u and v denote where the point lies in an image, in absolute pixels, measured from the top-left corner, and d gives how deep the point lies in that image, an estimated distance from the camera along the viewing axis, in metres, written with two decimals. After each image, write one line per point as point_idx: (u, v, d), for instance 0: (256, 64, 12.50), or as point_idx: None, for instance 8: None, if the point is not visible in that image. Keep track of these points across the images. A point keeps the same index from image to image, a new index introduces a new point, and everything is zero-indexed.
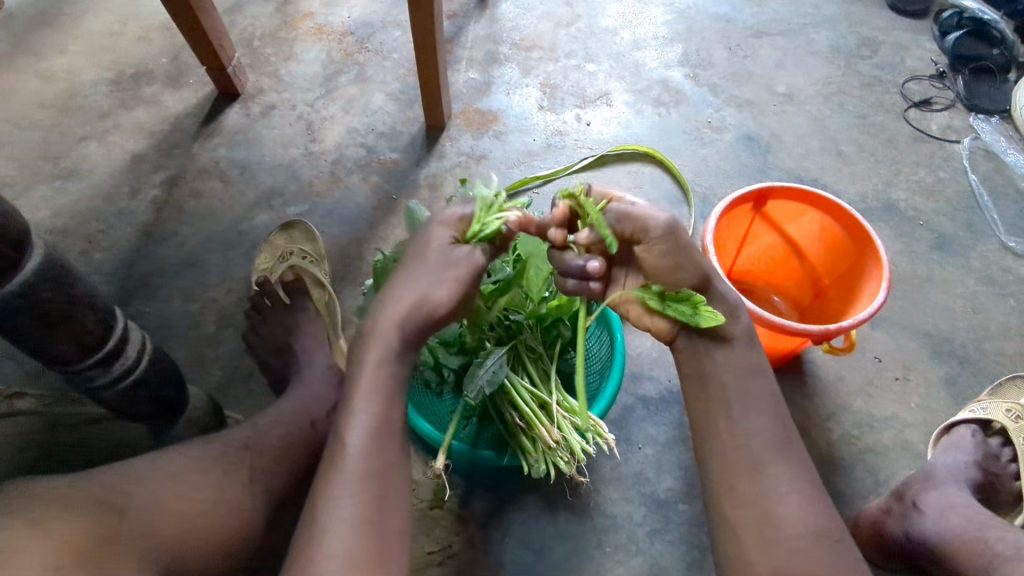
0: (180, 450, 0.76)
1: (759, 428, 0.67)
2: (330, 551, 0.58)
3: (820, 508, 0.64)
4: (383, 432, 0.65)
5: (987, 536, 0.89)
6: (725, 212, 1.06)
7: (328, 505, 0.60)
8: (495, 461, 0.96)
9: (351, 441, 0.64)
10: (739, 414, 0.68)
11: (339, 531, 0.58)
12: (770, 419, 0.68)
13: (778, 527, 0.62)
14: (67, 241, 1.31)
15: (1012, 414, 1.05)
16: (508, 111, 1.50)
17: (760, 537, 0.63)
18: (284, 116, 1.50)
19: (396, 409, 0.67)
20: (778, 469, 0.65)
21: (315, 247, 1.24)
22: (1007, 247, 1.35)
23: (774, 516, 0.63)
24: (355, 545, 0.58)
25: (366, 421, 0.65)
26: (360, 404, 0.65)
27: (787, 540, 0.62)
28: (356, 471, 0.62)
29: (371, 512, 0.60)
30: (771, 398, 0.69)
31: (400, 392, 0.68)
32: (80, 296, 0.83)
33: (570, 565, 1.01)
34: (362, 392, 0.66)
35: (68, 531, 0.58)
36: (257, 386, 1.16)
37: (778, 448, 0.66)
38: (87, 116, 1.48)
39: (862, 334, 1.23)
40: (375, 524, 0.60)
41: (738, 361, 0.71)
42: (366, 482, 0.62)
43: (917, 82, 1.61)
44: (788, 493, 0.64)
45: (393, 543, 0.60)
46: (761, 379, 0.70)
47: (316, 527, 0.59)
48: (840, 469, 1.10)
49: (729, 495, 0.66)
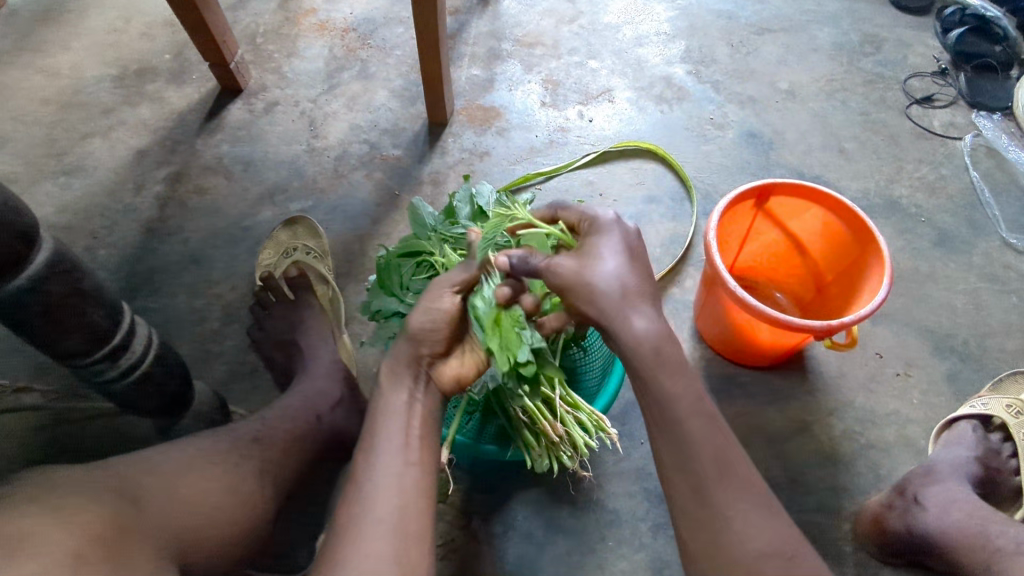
0: (192, 441, 0.77)
1: (700, 445, 0.66)
2: (357, 553, 0.61)
3: (767, 523, 0.62)
4: (394, 448, 0.68)
5: (988, 530, 0.91)
6: (727, 208, 1.07)
7: (348, 515, 0.64)
8: (499, 456, 1.00)
9: (364, 459, 0.68)
10: (672, 438, 0.67)
11: (359, 537, 0.62)
12: (707, 439, 0.66)
13: (736, 548, 0.61)
14: (71, 237, 1.31)
15: (1013, 409, 1.06)
16: (511, 108, 1.50)
17: (718, 559, 0.62)
18: (286, 112, 1.50)
19: (399, 428, 0.70)
20: (721, 491, 0.64)
21: (319, 243, 1.24)
22: (1009, 244, 1.35)
23: (719, 541, 0.62)
24: (379, 550, 0.61)
25: (379, 442, 0.69)
26: (374, 429, 0.70)
27: (744, 561, 0.61)
28: (373, 484, 0.65)
29: (388, 513, 0.63)
30: (710, 411, 0.68)
31: (416, 411, 0.72)
32: (89, 290, 0.83)
33: (573, 559, 1.02)
34: (378, 419, 0.71)
35: (90, 517, 0.58)
36: (262, 382, 1.17)
37: (717, 470, 0.65)
38: (90, 112, 1.49)
39: (864, 330, 1.24)
40: (395, 530, 0.63)
41: (670, 379, 0.68)
42: (383, 488, 0.65)
43: (919, 78, 1.61)
44: (736, 514, 0.63)
45: (416, 547, 0.63)
46: (696, 396, 0.68)
47: (340, 536, 0.62)
48: (841, 464, 1.11)
49: (684, 522, 0.65)
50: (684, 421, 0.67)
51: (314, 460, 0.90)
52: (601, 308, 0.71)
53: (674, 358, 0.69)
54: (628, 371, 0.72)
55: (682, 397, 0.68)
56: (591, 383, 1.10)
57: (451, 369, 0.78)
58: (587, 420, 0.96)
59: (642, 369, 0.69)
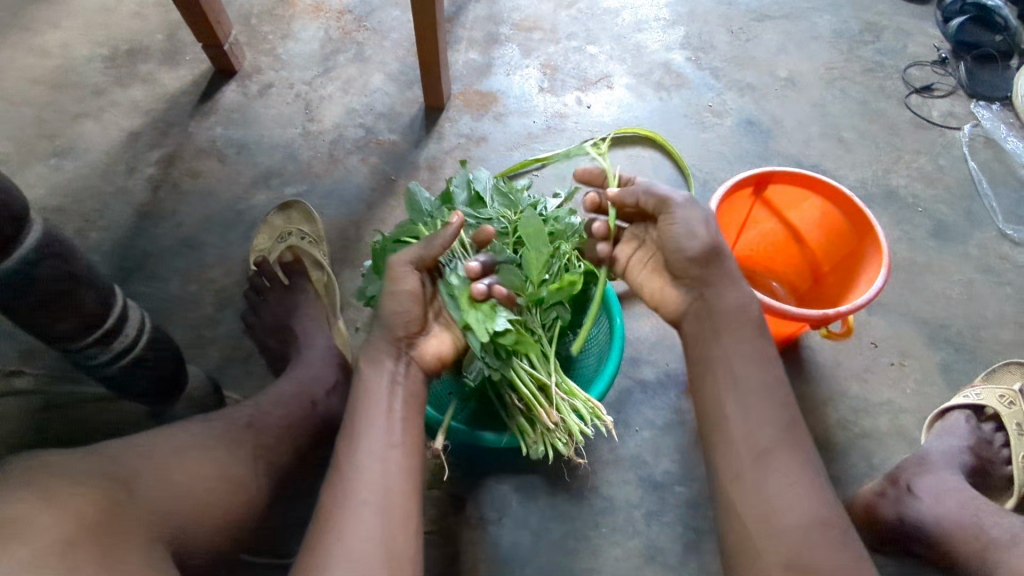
0: (185, 426, 0.77)
1: (768, 410, 0.71)
2: (346, 534, 0.62)
3: (821, 496, 0.67)
4: (380, 433, 0.70)
5: (983, 521, 0.90)
6: (725, 196, 1.06)
7: (337, 497, 0.66)
8: (496, 443, 0.96)
9: (348, 445, 0.70)
10: (747, 399, 0.72)
11: (350, 519, 0.63)
12: (779, 406, 0.71)
13: (782, 516, 0.65)
14: (63, 219, 1.30)
15: (1006, 400, 1.06)
16: (508, 93, 1.48)
17: (766, 521, 0.66)
18: (281, 95, 1.48)
19: (383, 413, 0.72)
20: (784, 458, 0.68)
21: (313, 227, 1.21)
22: (1005, 235, 1.35)
23: (775, 505, 0.66)
24: (367, 531, 0.63)
25: (365, 427, 0.71)
26: (358, 415, 0.72)
27: (796, 527, 0.65)
28: (358, 468, 0.67)
29: (371, 495, 0.65)
30: (781, 381, 0.74)
31: (399, 397, 0.75)
32: (81, 273, 0.82)
33: (567, 545, 1.02)
34: (362, 405, 0.73)
35: (82, 502, 0.58)
36: (257, 367, 1.16)
37: (783, 436, 0.70)
38: (82, 93, 1.46)
39: (859, 320, 1.24)
40: (380, 511, 0.65)
41: (747, 346, 0.75)
42: (368, 472, 0.67)
43: (918, 68, 1.60)
44: (795, 482, 0.67)
45: (402, 528, 0.65)
46: (770, 365, 0.74)
47: (329, 518, 0.64)
48: (835, 452, 1.11)
49: (736, 484, 0.69)
50: (757, 386, 0.72)
51: (310, 445, 0.90)
52: (716, 259, 0.79)
53: (754, 326, 0.77)
54: (704, 327, 0.78)
55: (758, 367, 0.73)
56: (588, 370, 1.09)
57: (430, 348, 0.83)
58: (583, 407, 0.95)
59: (724, 329, 0.77)
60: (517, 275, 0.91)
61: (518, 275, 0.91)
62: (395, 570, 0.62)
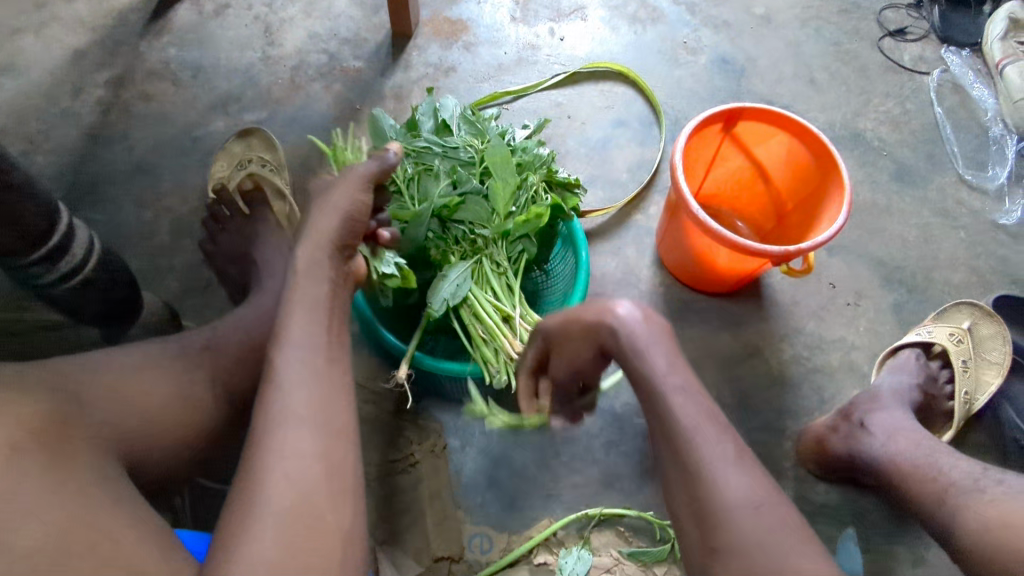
0: (138, 346, 0.75)
1: (687, 407, 0.61)
2: (281, 448, 0.59)
3: (754, 478, 0.58)
4: (313, 345, 0.66)
5: (937, 462, 0.92)
6: (694, 132, 1.05)
7: (266, 413, 0.61)
8: (459, 372, 0.96)
9: (280, 354, 0.65)
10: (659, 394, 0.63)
11: (286, 433, 0.59)
12: (688, 396, 0.62)
13: (713, 501, 0.57)
14: (6, 141, 1.23)
15: (954, 337, 1.11)
16: (478, 22, 1.43)
17: (698, 514, 0.58)
18: (239, 16, 1.40)
19: (318, 324, 0.68)
20: (706, 441, 0.59)
21: (274, 155, 1.15)
22: (963, 180, 1.38)
23: (700, 493, 0.58)
24: (305, 444, 0.59)
25: (296, 337, 0.66)
26: (286, 326, 0.67)
27: (725, 511, 0.56)
28: (289, 379, 0.63)
29: (309, 410, 0.61)
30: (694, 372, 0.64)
31: (332, 308, 0.70)
32: (20, 185, 0.79)
33: (528, 472, 1.05)
34: (290, 315, 0.67)
35: (22, 411, 0.56)
36: (217, 297, 1.14)
37: (704, 423, 0.60)
38: (21, 7, 1.37)
39: (819, 260, 1.27)
40: (314, 423, 0.61)
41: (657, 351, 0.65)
42: (297, 384, 0.63)
43: (894, 10, 1.59)
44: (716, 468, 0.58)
45: (338, 439, 0.61)
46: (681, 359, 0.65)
47: (260, 431, 0.60)
48: (787, 386, 1.16)
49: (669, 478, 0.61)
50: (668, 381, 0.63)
51: None
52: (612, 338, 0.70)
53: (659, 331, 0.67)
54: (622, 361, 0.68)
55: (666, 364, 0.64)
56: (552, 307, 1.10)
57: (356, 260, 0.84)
58: None
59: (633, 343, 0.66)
60: (483, 206, 0.94)
61: (485, 206, 0.94)
62: (333, 485, 0.59)
